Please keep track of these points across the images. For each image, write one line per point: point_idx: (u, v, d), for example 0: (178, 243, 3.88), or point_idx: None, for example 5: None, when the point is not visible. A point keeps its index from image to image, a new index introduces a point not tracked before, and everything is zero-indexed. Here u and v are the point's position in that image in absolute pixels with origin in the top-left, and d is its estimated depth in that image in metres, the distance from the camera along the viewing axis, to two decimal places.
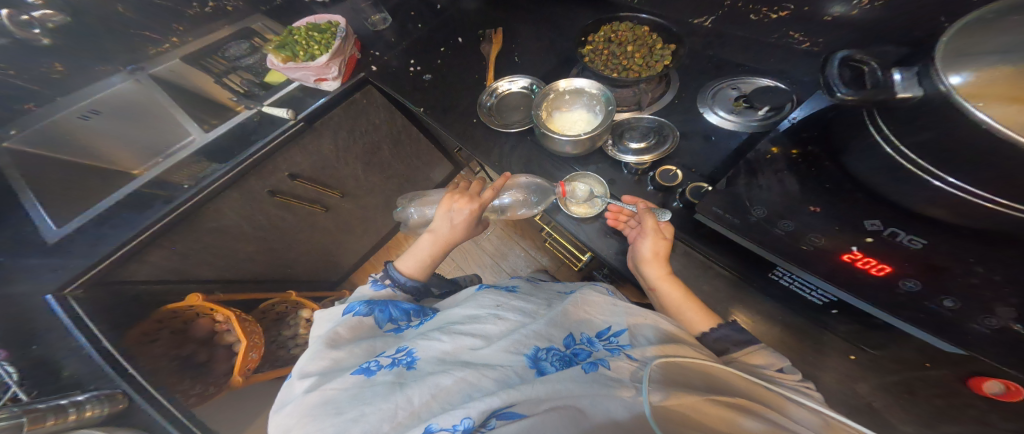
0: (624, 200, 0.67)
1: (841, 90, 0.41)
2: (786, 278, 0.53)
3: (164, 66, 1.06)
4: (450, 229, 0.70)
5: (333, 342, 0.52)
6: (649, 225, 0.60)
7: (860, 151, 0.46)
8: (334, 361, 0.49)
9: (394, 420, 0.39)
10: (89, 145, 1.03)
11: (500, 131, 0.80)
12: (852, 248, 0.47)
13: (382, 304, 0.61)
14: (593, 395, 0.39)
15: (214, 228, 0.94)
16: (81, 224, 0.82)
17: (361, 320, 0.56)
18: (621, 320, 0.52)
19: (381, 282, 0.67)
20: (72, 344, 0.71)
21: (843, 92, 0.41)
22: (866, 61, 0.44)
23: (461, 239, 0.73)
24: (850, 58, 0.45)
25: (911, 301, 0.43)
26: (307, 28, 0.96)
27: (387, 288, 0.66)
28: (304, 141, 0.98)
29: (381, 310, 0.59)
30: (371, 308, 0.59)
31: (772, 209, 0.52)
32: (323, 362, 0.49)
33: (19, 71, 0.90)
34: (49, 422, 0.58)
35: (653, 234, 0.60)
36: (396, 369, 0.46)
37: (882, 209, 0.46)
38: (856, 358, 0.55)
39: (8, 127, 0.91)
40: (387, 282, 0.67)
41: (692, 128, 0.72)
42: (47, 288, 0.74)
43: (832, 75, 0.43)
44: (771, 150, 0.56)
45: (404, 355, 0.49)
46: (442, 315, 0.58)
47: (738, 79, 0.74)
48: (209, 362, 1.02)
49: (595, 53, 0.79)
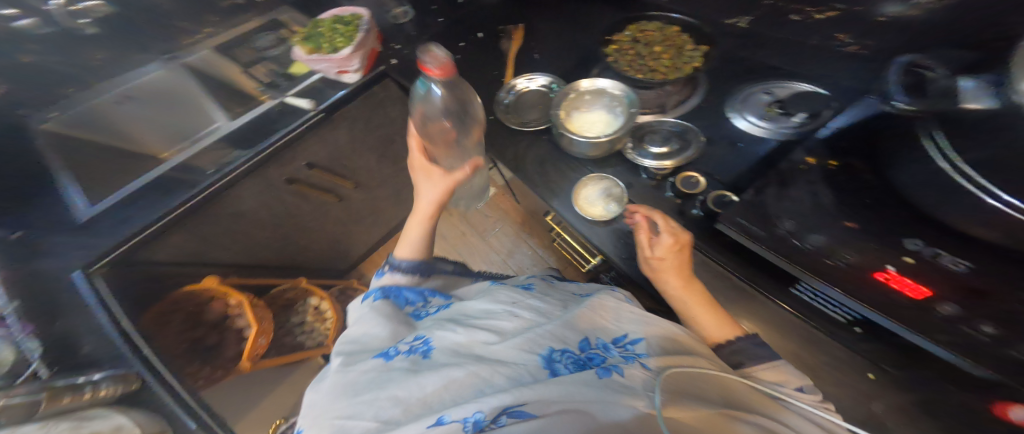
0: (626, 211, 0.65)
1: (899, 101, 0.43)
2: (809, 294, 0.50)
3: (197, 55, 1.09)
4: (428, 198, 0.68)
5: (361, 326, 0.55)
6: (642, 242, 0.60)
7: (909, 163, 0.42)
8: (360, 341, 0.53)
9: (405, 406, 0.39)
10: (124, 128, 1.05)
11: (517, 130, 0.79)
12: (886, 267, 0.43)
13: (396, 290, 0.63)
14: (603, 402, 0.35)
15: (232, 213, 0.96)
16: (111, 204, 0.84)
17: (384, 304, 0.58)
18: (639, 328, 0.49)
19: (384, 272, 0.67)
20: (93, 322, 0.73)
21: (901, 102, 0.43)
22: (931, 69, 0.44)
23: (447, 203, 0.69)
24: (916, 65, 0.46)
25: (947, 325, 0.39)
26: (331, 21, 0.98)
27: (387, 275, 0.66)
28: (322, 132, 0.99)
29: (398, 288, 0.63)
30: (397, 292, 0.62)
31: (801, 223, 0.49)
32: (354, 345, 0.52)
33: (60, 58, 0.95)
34: (66, 399, 0.63)
35: (642, 253, 0.60)
36: (412, 357, 0.46)
37: (927, 229, 0.41)
38: (874, 377, 0.49)
39: (46, 111, 0.94)
40: (387, 268, 0.67)
41: (717, 134, 0.69)
42: (73, 266, 0.76)
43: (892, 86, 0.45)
44: (807, 160, 0.54)
45: (420, 343, 0.48)
46: (460, 307, 0.57)
47: (772, 83, 0.71)
48: (218, 346, 1.03)
49: (621, 53, 0.76)
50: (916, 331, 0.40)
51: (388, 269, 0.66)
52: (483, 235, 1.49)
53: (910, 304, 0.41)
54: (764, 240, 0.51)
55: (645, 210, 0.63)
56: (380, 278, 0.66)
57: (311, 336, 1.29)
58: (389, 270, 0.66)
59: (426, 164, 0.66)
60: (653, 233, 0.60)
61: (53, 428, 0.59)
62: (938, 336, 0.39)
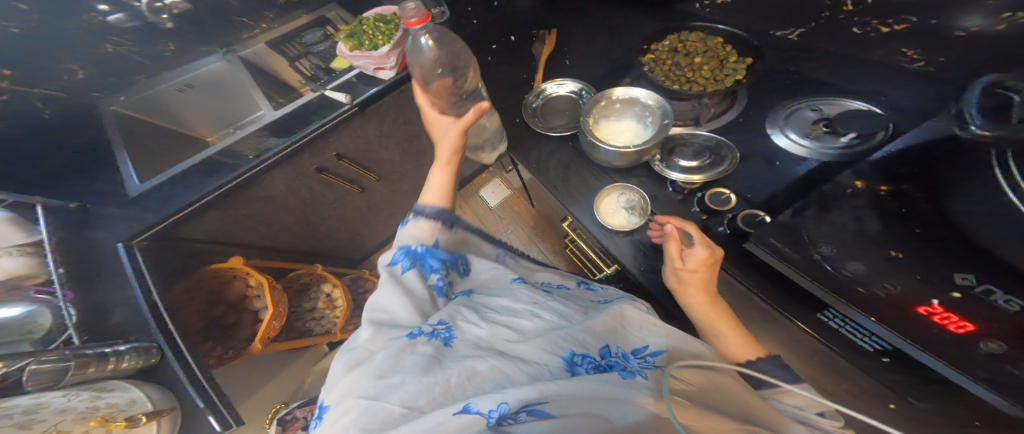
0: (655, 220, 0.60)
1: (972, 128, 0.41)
2: (837, 320, 0.45)
3: (250, 49, 1.18)
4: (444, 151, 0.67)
5: (382, 296, 0.51)
6: (672, 253, 0.54)
7: (974, 191, 0.39)
8: (384, 314, 0.49)
9: (430, 394, 0.36)
10: (176, 113, 1.13)
11: (543, 134, 0.78)
12: (931, 301, 0.39)
13: (423, 254, 0.57)
14: (620, 403, 0.36)
15: (263, 197, 0.99)
16: (157, 183, 0.87)
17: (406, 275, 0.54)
18: (661, 341, 0.47)
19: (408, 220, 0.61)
20: (127, 294, 0.76)
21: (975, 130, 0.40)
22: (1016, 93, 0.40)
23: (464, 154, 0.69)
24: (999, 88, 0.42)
25: (988, 362, 0.34)
26: (375, 20, 1.03)
27: (412, 222, 0.60)
28: (354, 125, 1.02)
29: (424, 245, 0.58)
30: (424, 254, 0.57)
31: (842, 248, 0.45)
32: (379, 315, 0.49)
33: (140, 49, 1.01)
34: (91, 368, 0.61)
35: (670, 265, 0.54)
36: (434, 342, 0.43)
37: (977, 261, 0.37)
38: (897, 407, 0.41)
39: (119, 93, 1.00)
40: (411, 216, 0.61)
41: (754, 151, 0.65)
42: (118, 238, 0.79)
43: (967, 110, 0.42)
44: (854, 183, 0.49)
45: (441, 327, 0.45)
46: (483, 298, 0.54)
47: (821, 101, 0.66)
48: (234, 326, 1.05)
49: (658, 62, 0.75)
50: (946, 364, 0.36)
51: (413, 215, 0.61)
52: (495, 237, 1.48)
53: (952, 340, 0.37)
54: (799, 264, 0.47)
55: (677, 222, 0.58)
56: (404, 226, 0.60)
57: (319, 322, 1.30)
58: (414, 216, 0.60)
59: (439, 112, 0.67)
60: (686, 244, 0.54)
61: (75, 396, 0.61)
62: (973, 371, 0.35)
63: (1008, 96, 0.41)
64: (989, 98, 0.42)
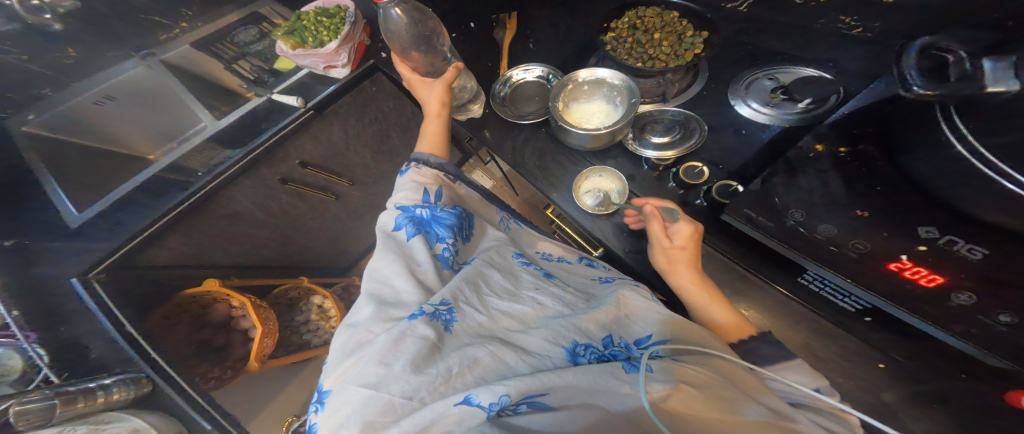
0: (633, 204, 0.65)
1: (917, 87, 0.38)
2: (816, 283, 0.51)
3: (174, 52, 1.04)
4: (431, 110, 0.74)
5: (383, 270, 0.51)
6: (658, 233, 0.59)
7: (925, 147, 0.40)
8: (383, 290, 0.49)
9: (431, 385, 0.38)
10: (104, 129, 1.01)
11: (514, 123, 0.77)
12: (901, 256, 0.42)
13: (427, 220, 0.59)
14: (622, 397, 0.39)
15: (229, 214, 0.94)
16: (101, 208, 0.82)
17: (408, 248, 0.54)
18: (663, 331, 0.51)
19: (408, 169, 0.67)
20: (97, 326, 0.72)
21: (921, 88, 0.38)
22: (950, 51, 0.39)
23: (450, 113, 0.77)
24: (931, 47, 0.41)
25: (961, 314, 0.40)
26: (314, 13, 0.93)
27: (412, 171, 0.66)
28: (314, 129, 0.98)
29: (427, 208, 0.60)
30: (430, 219, 0.59)
31: (811, 214, 0.49)
32: (380, 291, 0.49)
33: (33, 56, 0.88)
34: (80, 403, 0.61)
35: (659, 244, 0.59)
36: (436, 323, 0.44)
37: (938, 214, 0.39)
38: (885, 367, 0.53)
39: (26, 111, 0.88)
40: (411, 165, 0.67)
41: (720, 122, 0.69)
42: (71, 272, 0.74)
43: (906, 70, 0.40)
44: (816, 147, 0.52)
45: (444, 307, 0.46)
46: (486, 269, 0.55)
47: (775, 69, 0.70)
48: (226, 347, 1.00)
49: (619, 41, 0.74)
50: (929, 323, 0.42)
51: (413, 165, 0.67)
52: None
53: (924, 293, 0.42)
54: (778, 233, 0.51)
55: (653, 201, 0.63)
56: (404, 174, 0.66)
57: (317, 334, 1.30)
58: (414, 166, 0.66)
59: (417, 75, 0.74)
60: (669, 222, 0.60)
61: None
62: (953, 326, 0.40)
63: (942, 56, 0.40)
64: (926, 58, 0.40)
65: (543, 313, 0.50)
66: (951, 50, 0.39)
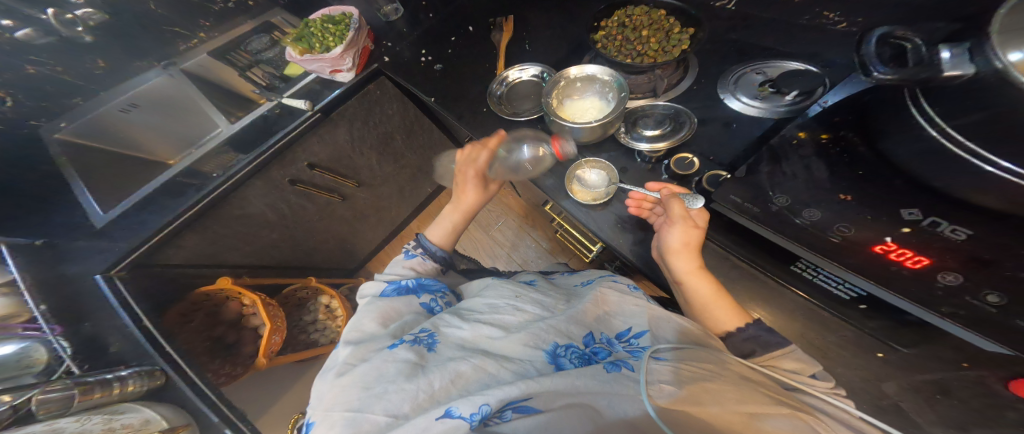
0: (649, 187, 0.65)
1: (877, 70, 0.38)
2: (810, 271, 0.52)
3: (194, 61, 1.10)
4: (463, 197, 0.75)
5: (358, 321, 0.56)
6: (677, 213, 0.58)
7: (901, 134, 0.41)
8: (362, 332, 0.54)
9: (415, 401, 0.42)
10: (125, 134, 1.07)
11: (509, 120, 0.81)
12: (886, 239, 0.43)
13: (414, 288, 0.64)
14: (610, 396, 0.40)
15: (241, 215, 0.98)
16: (125, 209, 0.86)
17: (394, 305, 0.59)
18: (643, 321, 0.53)
19: (414, 253, 0.72)
20: (117, 321, 0.75)
21: (881, 71, 0.38)
22: (907, 39, 0.41)
23: (478, 207, 0.77)
24: (890, 36, 0.42)
25: (950, 296, 0.40)
26: (320, 21, 0.98)
27: (417, 257, 0.71)
28: (321, 132, 1.02)
29: (412, 278, 0.65)
30: (417, 288, 0.64)
31: (797, 199, 0.49)
32: (356, 335, 0.53)
33: (66, 68, 0.92)
34: (96, 394, 0.62)
35: (679, 222, 0.58)
36: (417, 347, 0.49)
37: (924, 197, 0.41)
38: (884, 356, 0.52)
39: (60, 119, 0.94)
40: (417, 251, 0.72)
41: (712, 115, 0.69)
42: (95, 269, 0.78)
43: (867, 55, 0.40)
44: (798, 135, 0.53)
45: (425, 335, 0.52)
46: (464, 303, 0.61)
47: (764, 63, 0.70)
48: (237, 344, 1.04)
49: (607, 39, 0.76)
50: (917, 304, 0.42)
51: (420, 251, 0.72)
52: (486, 229, 1.52)
53: (910, 274, 0.42)
54: (761, 219, 0.51)
55: (671, 188, 0.63)
56: (409, 258, 0.71)
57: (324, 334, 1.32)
58: (421, 253, 0.72)
59: (483, 177, 0.74)
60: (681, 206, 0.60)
61: (87, 422, 0.59)
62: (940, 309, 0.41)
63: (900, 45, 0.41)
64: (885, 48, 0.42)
65: (524, 318, 0.54)
66: (908, 39, 0.41)
